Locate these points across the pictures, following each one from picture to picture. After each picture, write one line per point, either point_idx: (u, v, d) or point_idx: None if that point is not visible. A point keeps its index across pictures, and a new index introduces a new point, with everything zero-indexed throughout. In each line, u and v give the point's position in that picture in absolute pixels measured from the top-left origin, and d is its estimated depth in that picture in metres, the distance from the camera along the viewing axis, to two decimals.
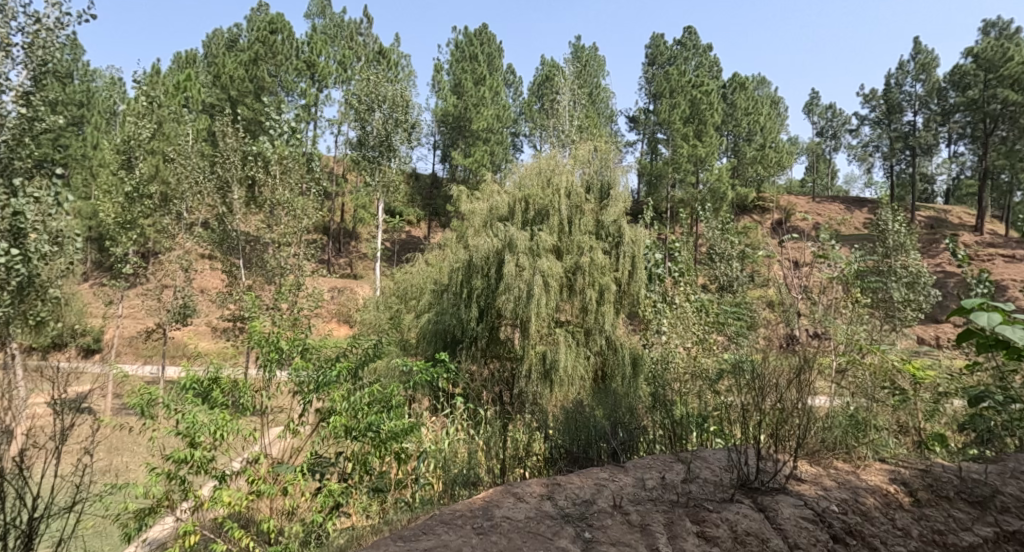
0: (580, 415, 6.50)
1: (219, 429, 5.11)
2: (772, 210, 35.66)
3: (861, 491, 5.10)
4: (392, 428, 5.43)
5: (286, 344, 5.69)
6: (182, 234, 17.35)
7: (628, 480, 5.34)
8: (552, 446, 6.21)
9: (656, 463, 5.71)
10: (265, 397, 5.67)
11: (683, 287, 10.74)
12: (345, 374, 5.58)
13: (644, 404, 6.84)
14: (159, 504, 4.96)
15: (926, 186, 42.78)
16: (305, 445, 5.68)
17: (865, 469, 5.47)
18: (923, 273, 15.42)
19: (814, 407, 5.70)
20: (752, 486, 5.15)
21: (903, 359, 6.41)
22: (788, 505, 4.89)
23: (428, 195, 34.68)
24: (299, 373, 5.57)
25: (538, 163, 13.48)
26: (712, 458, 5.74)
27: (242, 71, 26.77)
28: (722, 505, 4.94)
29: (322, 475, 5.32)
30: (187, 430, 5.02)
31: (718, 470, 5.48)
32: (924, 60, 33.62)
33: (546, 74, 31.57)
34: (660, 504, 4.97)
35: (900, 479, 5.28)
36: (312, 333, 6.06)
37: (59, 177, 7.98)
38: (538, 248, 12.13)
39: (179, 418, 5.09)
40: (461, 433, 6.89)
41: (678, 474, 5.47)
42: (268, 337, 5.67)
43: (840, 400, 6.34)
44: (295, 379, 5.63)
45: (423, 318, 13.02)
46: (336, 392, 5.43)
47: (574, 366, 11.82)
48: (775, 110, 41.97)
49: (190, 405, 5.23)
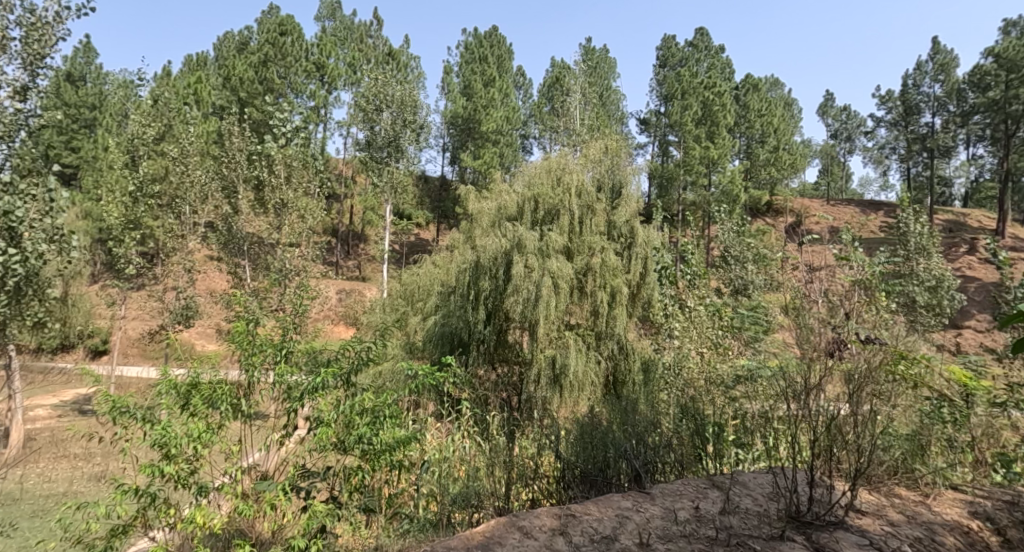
0: (594, 426, 6.07)
1: (197, 442, 4.64)
2: (786, 213, 35.09)
3: (937, 528, 4.80)
4: (386, 440, 4.95)
5: (265, 343, 5.18)
6: (184, 235, 17.10)
7: (657, 510, 4.94)
8: (566, 461, 5.71)
9: (686, 488, 5.30)
10: (246, 404, 5.13)
11: (698, 290, 10.24)
12: (335, 379, 5.11)
13: (667, 417, 6.39)
14: (131, 524, 4.51)
15: (943, 189, 42.03)
16: (291, 460, 5.16)
17: (937, 500, 5.20)
18: (946, 277, 14.89)
19: (864, 424, 5.20)
20: (803, 520, 4.79)
21: (955, 368, 5.92)
22: (850, 544, 4.56)
23: (437, 197, 34.32)
24: (282, 379, 5.04)
25: (548, 162, 12.98)
26: (754, 485, 5.38)
27: (252, 73, 26.46)
28: (771, 544, 4.57)
29: (308, 493, 4.85)
30: (158, 441, 4.56)
31: (761, 500, 5.11)
32: (943, 60, 32.92)
33: (556, 75, 31.16)
34: (695, 542, 4.59)
35: (984, 514, 5.01)
36: (300, 334, 5.53)
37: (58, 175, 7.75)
38: (547, 249, 11.64)
39: (150, 429, 4.61)
40: (463, 440, 6.41)
41: (713, 503, 5.07)
42: (243, 333, 5.17)
43: (902, 416, 5.82)
44: (282, 385, 5.07)
45: (430, 319, 12.59)
46: (324, 401, 4.96)
47: (584, 372, 11.34)
48: (788, 113, 41.34)
49: (166, 413, 4.77)
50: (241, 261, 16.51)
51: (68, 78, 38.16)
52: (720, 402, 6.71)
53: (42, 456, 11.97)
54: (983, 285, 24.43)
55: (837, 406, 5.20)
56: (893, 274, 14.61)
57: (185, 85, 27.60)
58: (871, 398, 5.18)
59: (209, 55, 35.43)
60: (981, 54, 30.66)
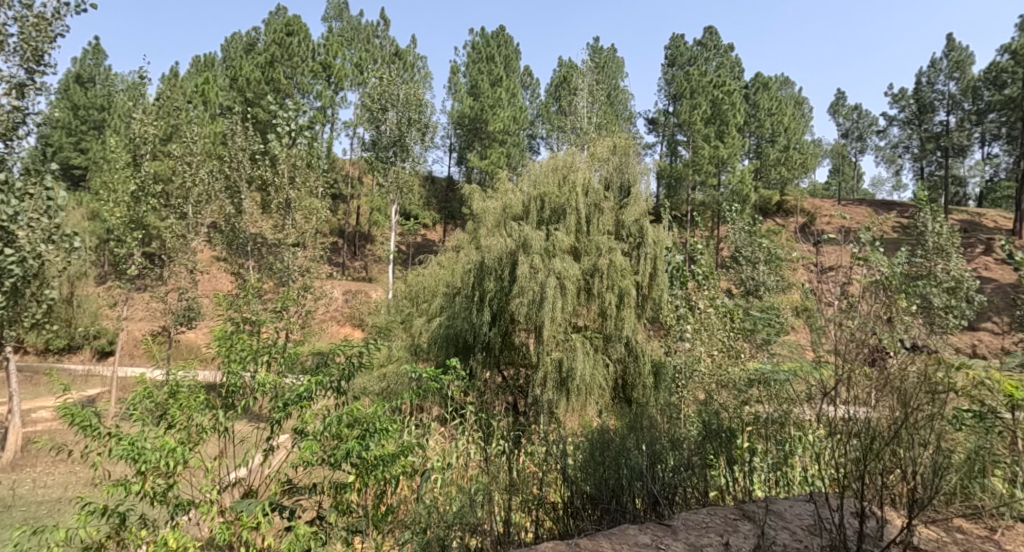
0: (605, 439, 5.76)
1: (171, 459, 4.22)
2: (797, 214, 34.59)
3: None
4: (378, 455, 4.54)
5: (247, 347, 4.85)
6: (187, 234, 16.55)
7: (680, 547, 4.87)
8: (570, 473, 5.47)
9: (713, 520, 5.26)
10: (225, 415, 4.67)
11: (707, 291, 9.79)
12: (319, 386, 4.71)
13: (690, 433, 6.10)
14: (101, 544, 4.11)
15: (958, 189, 41.33)
16: (273, 471, 4.69)
17: (1005, 536, 5.24)
18: (965, 277, 14.44)
19: (898, 445, 4.92)
20: None
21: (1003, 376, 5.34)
22: None
23: (444, 198, 33.98)
24: (264, 389, 4.68)
25: (553, 160, 12.58)
26: (790, 515, 5.36)
27: (258, 74, 26.26)
28: None
29: (290, 514, 4.44)
30: (126, 456, 4.15)
31: (801, 534, 5.07)
32: (958, 57, 32.42)
33: (563, 75, 30.71)
34: None
35: None
36: (287, 338, 5.15)
37: (56, 173, 7.52)
38: (554, 249, 11.28)
39: (114, 443, 4.21)
40: (473, 453, 6.18)
41: (744, 538, 5.04)
42: (223, 336, 4.89)
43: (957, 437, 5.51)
44: (264, 393, 4.69)
45: (434, 321, 12.25)
46: (308, 414, 4.58)
47: (592, 376, 10.95)
48: (799, 112, 40.77)
49: (138, 424, 4.39)
50: (246, 262, 16.27)
51: (76, 80, 37.99)
52: (737, 410, 6.39)
53: (40, 460, 11.78)
54: (999, 287, 23.98)
55: (878, 419, 4.90)
56: (910, 275, 14.16)
57: (193, 85, 27.56)
58: (911, 414, 4.80)
59: (217, 56, 35.25)
60: (998, 51, 30.04)
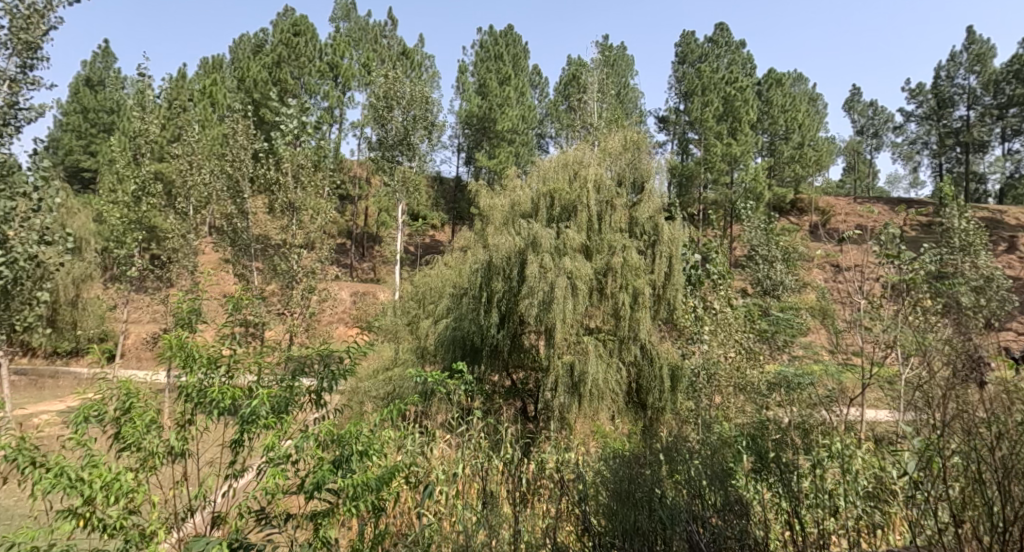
0: (631, 471, 5.08)
1: (112, 492, 3.68)
2: (811, 213, 33.81)
3: None
4: (364, 477, 3.95)
5: (204, 356, 4.19)
6: (188, 234, 15.96)
7: None
8: (587, 505, 4.80)
9: None
10: (175, 437, 4.04)
11: (726, 291, 9.14)
12: (283, 405, 4.09)
13: (725, 459, 5.38)
14: None
15: (977, 186, 40.26)
16: (235, 499, 4.14)
17: None
18: (997, 275, 13.56)
19: None
20: None
21: None
22: None
23: (452, 199, 33.48)
24: (222, 406, 4.03)
25: (563, 156, 11.96)
26: None
27: (264, 74, 25.74)
28: None
29: None
30: (60, 489, 3.60)
31: None
32: (979, 50, 31.52)
33: (573, 72, 29.98)
34: None
35: None
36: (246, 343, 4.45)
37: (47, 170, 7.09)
38: (564, 247, 10.62)
39: (44, 473, 3.63)
40: (487, 482, 5.56)
41: None
42: (178, 344, 4.19)
43: None
44: (217, 414, 4.07)
45: (440, 323, 11.60)
46: (272, 438, 3.99)
47: (605, 381, 10.31)
48: (813, 110, 39.90)
49: (75, 449, 3.78)
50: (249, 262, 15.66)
51: (86, 83, 37.85)
52: (768, 424, 5.69)
53: None
54: None
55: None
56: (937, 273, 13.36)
57: (199, 88, 27.19)
58: None
59: (225, 58, 34.99)
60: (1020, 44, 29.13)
